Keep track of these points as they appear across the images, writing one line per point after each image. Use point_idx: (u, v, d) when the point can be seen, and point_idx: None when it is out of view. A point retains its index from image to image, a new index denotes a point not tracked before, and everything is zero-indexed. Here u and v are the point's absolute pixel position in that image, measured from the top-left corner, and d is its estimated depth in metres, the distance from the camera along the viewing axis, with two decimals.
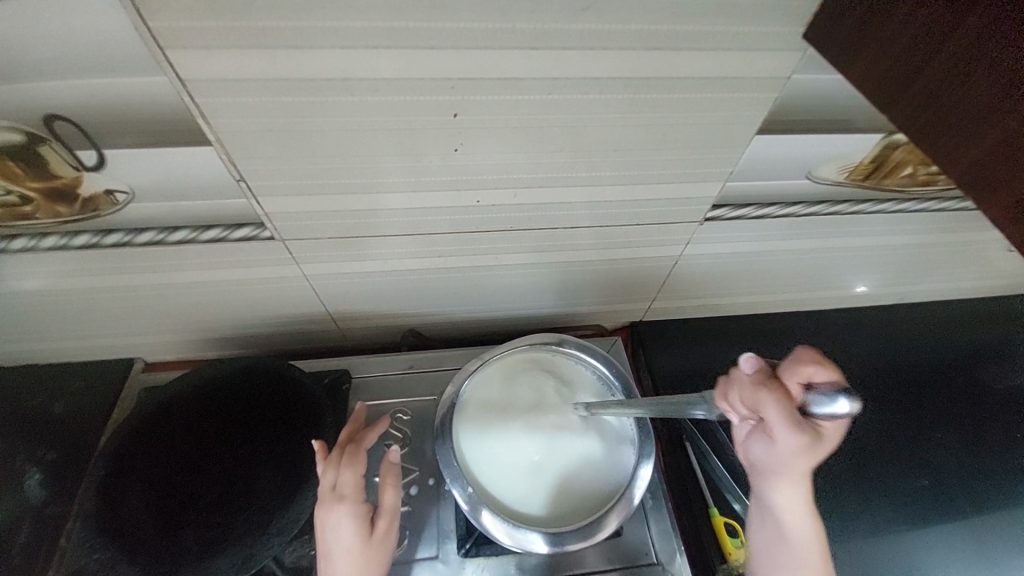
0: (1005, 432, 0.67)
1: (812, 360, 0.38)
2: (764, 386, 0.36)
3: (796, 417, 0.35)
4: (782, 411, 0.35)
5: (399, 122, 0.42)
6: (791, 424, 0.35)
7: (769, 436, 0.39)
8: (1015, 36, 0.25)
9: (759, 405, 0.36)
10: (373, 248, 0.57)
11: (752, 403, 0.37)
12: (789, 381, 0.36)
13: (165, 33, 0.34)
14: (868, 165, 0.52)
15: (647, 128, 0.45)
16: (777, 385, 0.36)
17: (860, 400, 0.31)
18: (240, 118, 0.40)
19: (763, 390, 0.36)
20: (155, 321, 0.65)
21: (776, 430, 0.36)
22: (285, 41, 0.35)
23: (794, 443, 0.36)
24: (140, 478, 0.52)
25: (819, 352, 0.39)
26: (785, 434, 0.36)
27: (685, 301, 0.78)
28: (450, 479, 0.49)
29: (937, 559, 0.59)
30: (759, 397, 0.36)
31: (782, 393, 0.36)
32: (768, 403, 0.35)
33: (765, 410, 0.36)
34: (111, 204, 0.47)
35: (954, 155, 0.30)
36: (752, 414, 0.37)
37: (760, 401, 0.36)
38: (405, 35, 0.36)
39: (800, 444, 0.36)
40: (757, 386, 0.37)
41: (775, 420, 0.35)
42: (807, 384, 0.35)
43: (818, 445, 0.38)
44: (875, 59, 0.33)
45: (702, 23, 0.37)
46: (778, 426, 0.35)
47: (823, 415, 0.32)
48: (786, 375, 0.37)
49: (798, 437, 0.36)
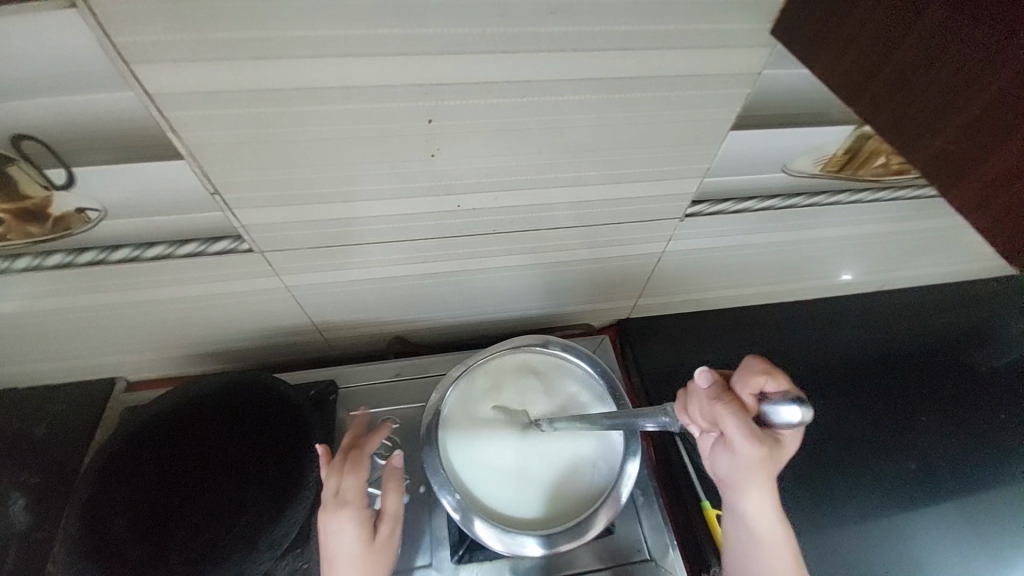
0: (988, 413, 0.68)
1: (762, 372, 0.41)
2: (719, 399, 0.39)
3: (751, 427, 0.38)
4: (737, 422, 0.38)
5: (374, 130, 0.42)
6: (747, 434, 0.38)
7: (728, 447, 0.42)
8: (974, 21, 0.25)
9: (717, 418, 0.39)
10: (355, 256, 0.56)
11: (711, 415, 0.40)
12: (743, 393, 0.40)
13: (130, 48, 0.34)
14: (841, 157, 0.53)
15: (624, 127, 0.46)
16: (730, 397, 0.39)
17: (812, 407, 0.34)
18: (212, 131, 0.40)
19: (718, 403, 0.39)
20: (135, 339, 0.63)
21: (733, 441, 0.39)
22: (253, 52, 0.35)
23: (751, 452, 0.39)
24: (124, 499, 0.51)
25: (767, 363, 0.43)
26: (743, 444, 0.39)
27: (671, 297, 0.78)
28: (437, 486, 0.49)
29: (926, 541, 0.60)
30: (716, 410, 0.39)
31: (736, 405, 0.39)
32: (725, 416, 0.39)
33: (722, 421, 0.39)
34: (84, 222, 0.47)
35: (916, 144, 0.30)
36: (712, 425, 0.40)
37: (718, 414, 0.39)
38: (376, 43, 0.36)
39: (757, 453, 0.40)
40: (713, 400, 0.40)
41: (732, 430, 0.38)
42: (759, 394, 0.39)
43: (774, 452, 0.41)
44: (838, 51, 0.33)
45: (671, 22, 0.37)
46: (736, 437, 0.38)
47: (779, 421, 0.35)
48: (740, 387, 0.41)
49: (755, 446, 0.39)
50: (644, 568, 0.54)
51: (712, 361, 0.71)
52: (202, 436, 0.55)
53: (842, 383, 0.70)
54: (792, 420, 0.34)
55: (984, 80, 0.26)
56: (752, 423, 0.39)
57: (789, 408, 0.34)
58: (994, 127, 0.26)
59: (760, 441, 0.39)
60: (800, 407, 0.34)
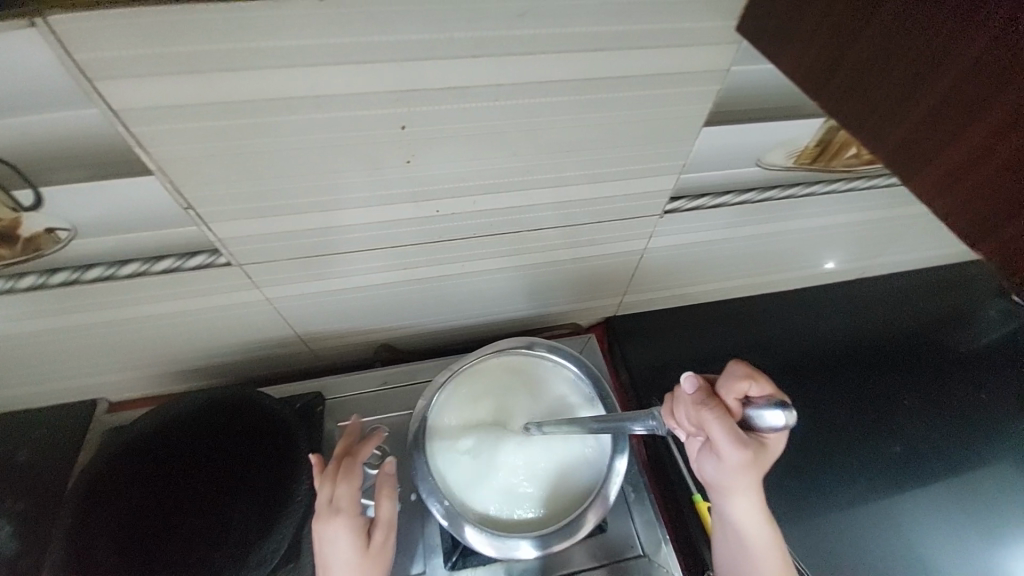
0: (969, 394, 0.70)
1: (745, 376, 0.43)
2: (705, 405, 0.41)
3: (735, 431, 0.40)
4: (722, 426, 0.40)
5: (347, 138, 0.42)
6: (732, 438, 0.40)
7: (715, 453, 0.44)
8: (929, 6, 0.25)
9: (703, 422, 0.41)
10: (336, 265, 0.56)
11: (697, 420, 0.42)
12: (728, 399, 0.42)
13: (93, 65, 0.33)
14: (814, 149, 0.54)
15: (598, 127, 0.46)
16: (716, 402, 0.41)
17: (795, 411, 0.34)
18: (182, 145, 0.39)
19: (704, 409, 0.41)
20: (116, 358, 0.62)
21: (719, 445, 0.41)
22: (219, 64, 0.35)
23: (737, 456, 0.41)
24: (108, 522, 0.51)
25: (750, 366, 0.44)
26: (728, 448, 0.40)
27: (656, 293, 0.79)
28: (426, 494, 0.49)
29: (913, 523, 0.60)
30: (701, 415, 0.41)
31: (721, 410, 0.40)
32: (710, 421, 0.40)
33: (708, 426, 0.41)
34: (54, 242, 0.46)
35: (884, 132, 0.30)
36: (698, 429, 0.42)
37: (703, 419, 0.41)
38: (343, 51, 0.35)
39: (743, 457, 0.41)
40: (699, 405, 0.41)
41: (718, 435, 0.40)
42: (743, 400, 0.40)
43: (759, 454, 0.43)
44: (802, 47, 0.34)
45: (638, 22, 0.38)
46: (721, 440, 0.40)
47: (762, 425, 0.36)
48: (724, 393, 0.42)
49: (741, 451, 0.40)
50: (639, 564, 0.54)
51: (698, 355, 0.72)
52: (187, 454, 0.54)
53: (826, 371, 0.71)
54: (777, 424, 0.35)
55: (948, 60, 0.25)
56: (737, 428, 0.40)
57: (773, 412, 0.35)
58: (961, 106, 0.25)
59: (745, 445, 0.41)
60: (784, 410, 0.34)
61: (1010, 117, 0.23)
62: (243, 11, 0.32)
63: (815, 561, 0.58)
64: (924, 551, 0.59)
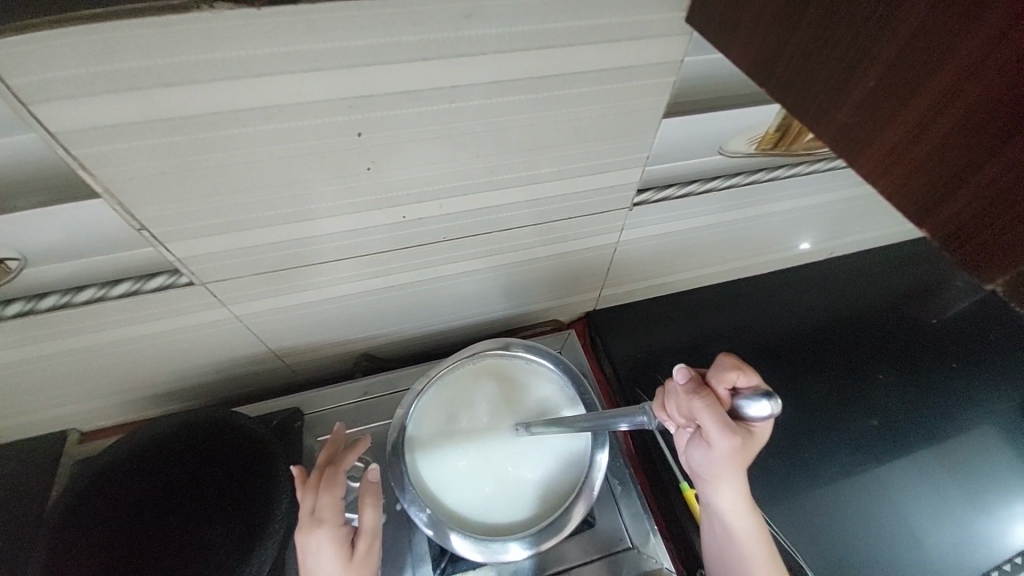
0: (940, 363, 0.71)
1: (733, 366, 0.43)
2: (695, 394, 0.42)
3: (724, 420, 0.41)
4: (712, 416, 0.41)
5: (304, 149, 0.41)
6: (722, 427, 0.41)
7: (706, 441, 0.44)
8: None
9: (694, 413, 0.41)
10: (305, 278, 0.55)
11: (688, 411, 0.42)
12: (718, 389, 0.42)
13: (25, 89, 0.32)
14: (774, 134, 0.55)
15: (560, 123, 0.46)
16: (706, 392, 0.42)
17: (780, 401, 0.35)
18: (131, 165, 0.38)
19: (695, 398, 0.41)
20: (83, 386, 0.60)
21: (709, 433, 0.41)
22: (161, 80, 0.34)
23: (725, 444, 0.42)
24: (81, 557, 0.49)
25: (739, 358, 0.45)
26: (718, 437, 0.41)
27: (633, 285, 0.79)
28: (408, 504, 0.49)
29: (893, 493, 0.62)
30: (693, 406, 0.41)
31: (711, 399, 0.41)
32: (701, 410, 0.41)
33: (699, 416, 0.41)
34: (4, 273, 0.44)
35: (826, 116, 0.30)
36: (689, 420, 0.42)
37: (695, 409, 0.41)
38: (290, 60, 0.35)
39: (731, 445, 0.42)
40: (690, 395, 0.42)
41: (708, 424, 0.41)
42: (733, 390, 0.41)
43: (746, 442, 0.44)
44: (746, 37, 0.34)
45: (588, 18, 0.38)
46: (712, 429, 0.41)
47: (751, 414, 0.36)
48: (714, 383, 0.43)
49: (730, 438, 0.41)
50: (629, 556, 0.55)
51: (678, 344, 0.73)
52: (162, 479, 0.53)
53: (802, 351, 0.72)
54: (761, 414, 0.36)
55: (885, 37, 0.25)
56: (726, 416, 0.41)
57: (759, 403, 0.36)
58: (898, 84, 0.25)
59: (735, 434, 0.41)
60: (770, 401, 0.35)
61: (946, 91, 0.23)
62: (180, 23, 0.31)
63: (802, 539, 0.59)
64: (907, 522, 0.60)
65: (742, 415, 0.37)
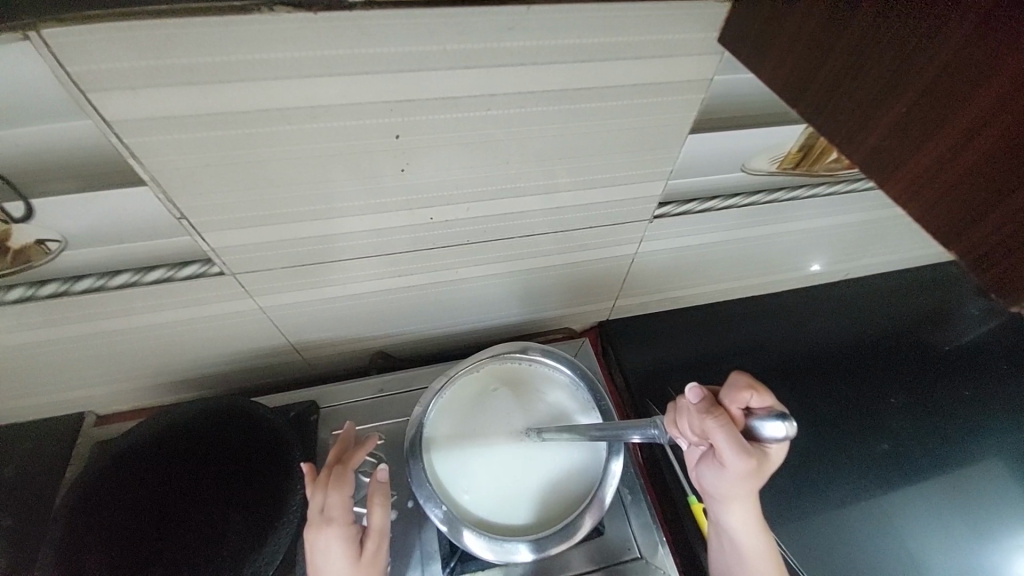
0: (951, 390, 0.71)
1: (747, 385, 0.43)
2: (709, 413, 0.40)
3: (740, 441, 0.39)
4: (726, 435, 0.40)
5: (344, 148, 0.42)
6: (736, 448, 0.40)
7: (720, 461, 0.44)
8: (904, 18, 0.26)
9: (707, 432, 0.40)
10: (332, 273, 0.56)
11: (701, 430, 0.41)
12: (731, 408, 0.42)
13: (85, 78, 0.33)
14: (796, 154, 0.56)
15: (588, 134, 0.47)
16: (720, 411, 0.41)
17: (796, 423, 0.34)
18: (176, 155, 0.40)
19: (709, 417, 0.40)
20: (104, 369, 0.62)
21: (723, 453, 0.40)
22: (213, 77, 0.35)
23: (740, 466, 0.41)
24: (98, 533, 0.50)
25: (752, 377, 0.44)
26: (732, 458, 0.40)
27: (648, 297, 0.80)
28: (423, 500, 0.50)
29: (903, 517, 0.61)
30: (706, 425, 0.40)
31: (725, 418, 0.40)
32: (715, 429, 0.40)
33: (712, 435, 0.40)
34: (44, 253, 0.45)
35: (856, 139, 0.31)
36: (702, 439, 0.41)
37: (708, 427, 0.40)
38: (339, 63, 0.36)
39: (746, 466, 0.41)
40: (704, 414, 0.41)
41: (722, 444, 0.40)
42: (747, 410, 0.41)
43: (761, 463, 0.43)
44: (779, 59, 0.35)
45: (624, 35, 0.39)
46: (726, 450, 0.40)
47: (767, 435, 0.36)
48: (727, 402, 0.42)
49: (746, 460, 0.40)
50: (636, 566, 0.55)
51: (689, 357, 0.73)
52: (178, 464, 0.54)
53: (814, 370, 0.72)
54: (777, 435, 0.35)
55: (919, 65, 0.26)
56: (741, 437, 0.40)
57: (773, 423, 0.35)
58: (931, 112, 0.26)
59: (750, 455, 0.40)
60: (786, 422, 0.34)
61: (979, 118, 0.24)
62: (239, 23, 0.33)
63: (810, 559, 0.59)
64: (918, 548, 0.60)
65: (758, 435, 0.37)
